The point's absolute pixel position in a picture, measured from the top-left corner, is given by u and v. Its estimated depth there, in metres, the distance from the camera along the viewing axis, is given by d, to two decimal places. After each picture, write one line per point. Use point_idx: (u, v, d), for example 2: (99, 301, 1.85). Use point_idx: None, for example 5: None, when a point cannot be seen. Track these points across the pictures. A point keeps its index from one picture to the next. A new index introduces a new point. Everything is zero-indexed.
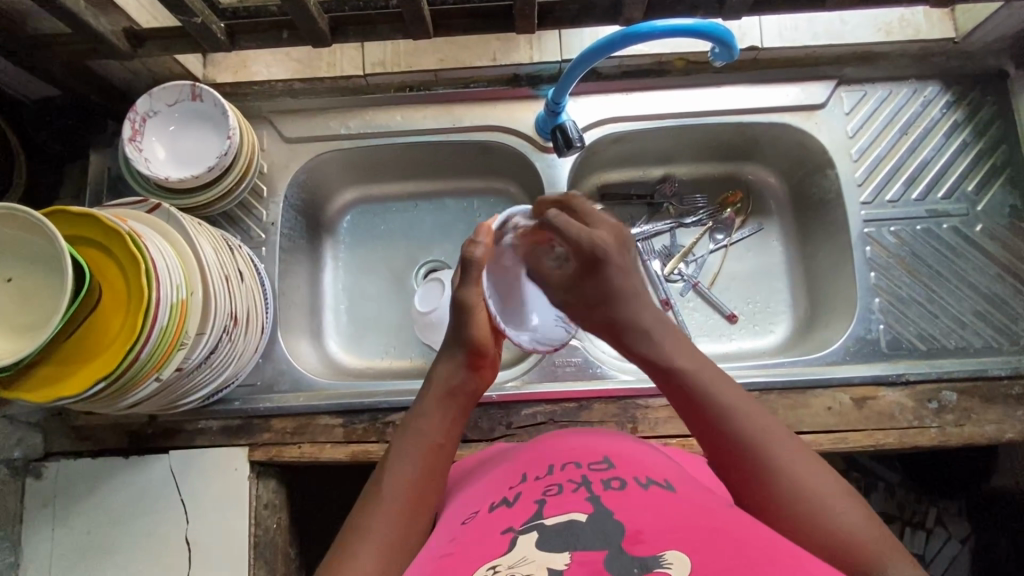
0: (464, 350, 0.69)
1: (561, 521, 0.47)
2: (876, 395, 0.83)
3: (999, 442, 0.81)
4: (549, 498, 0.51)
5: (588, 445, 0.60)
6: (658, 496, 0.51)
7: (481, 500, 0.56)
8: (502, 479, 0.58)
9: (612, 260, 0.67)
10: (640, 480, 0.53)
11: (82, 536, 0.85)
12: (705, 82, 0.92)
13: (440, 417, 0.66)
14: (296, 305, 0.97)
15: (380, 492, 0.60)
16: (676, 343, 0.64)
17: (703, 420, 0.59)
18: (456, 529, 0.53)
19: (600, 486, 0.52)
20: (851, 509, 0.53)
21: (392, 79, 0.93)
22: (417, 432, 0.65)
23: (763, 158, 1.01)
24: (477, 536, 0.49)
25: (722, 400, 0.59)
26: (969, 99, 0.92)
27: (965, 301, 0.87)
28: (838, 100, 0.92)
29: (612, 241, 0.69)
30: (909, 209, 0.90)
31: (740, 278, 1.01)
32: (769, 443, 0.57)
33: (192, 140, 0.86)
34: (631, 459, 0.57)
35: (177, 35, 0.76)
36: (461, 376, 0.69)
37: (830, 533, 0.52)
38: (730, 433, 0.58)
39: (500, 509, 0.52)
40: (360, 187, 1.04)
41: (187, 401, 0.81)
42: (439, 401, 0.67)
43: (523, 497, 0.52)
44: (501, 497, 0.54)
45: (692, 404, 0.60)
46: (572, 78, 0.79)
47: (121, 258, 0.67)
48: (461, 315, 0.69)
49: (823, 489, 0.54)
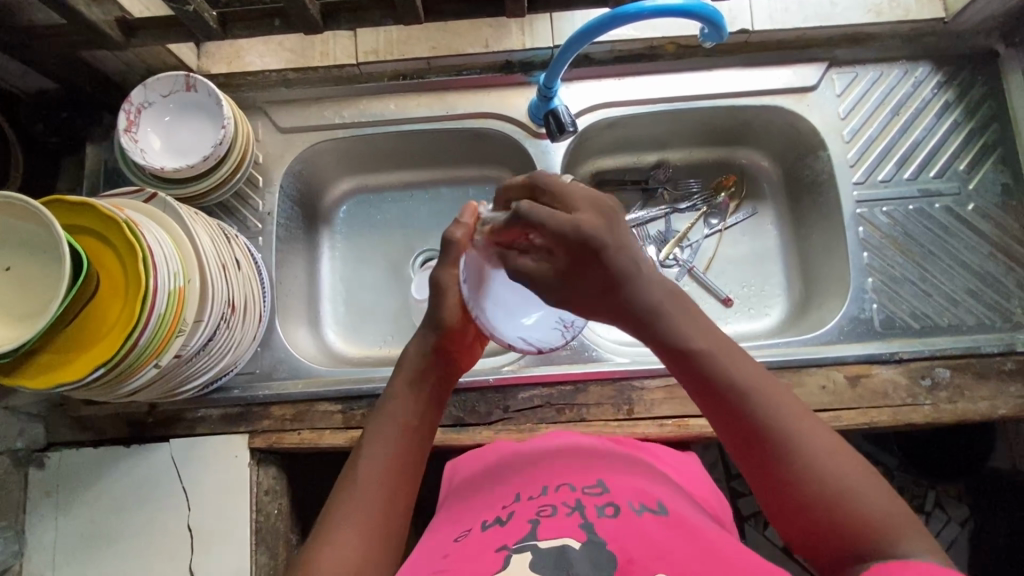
0: (437, 334, 0.65)
1: (554, 545, 0.49)
2: (870, 373, 0.84)
3: (993, 417, 0.82)
4: (542, 521, 0.53)
5: (586, 468, 0.62)
6: (649, 521, 0.52)
7: (474, 518, 0.59)
8: (498, 501, 0.60)
9: (605, 240, 0.54)
10: (635, 506, 0.54)
11: (85, 525, 0.86)
12: (696, 66, 0.92)
13: (411, 402, 0.64)
14: (294, 294, 0.98)
15: (352, 479, 0.60)
16: (682, 313, 0.57)
17: (717, 398, 0.55)
18: (448, 544, 0.55)
19: (594, 512, 0.53)
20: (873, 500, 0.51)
21: (385, 67, 0.93)
22: (388, 417, 0.63)
23: (756, 142, 1.02)
24: (471, 554, 0.52)
25: (735, 374, 0.55)
26: (960, 78, 0.92)
27: (958, 279, 0.88)
28: (830, 82, 0.92)
29: (599, 220, 0.55)
30: (901, 189, 0.90)
31: (734, 262, 1.01)
32: (783, 415, 0.54)
33: (187, 131, 0.86)
34: (625, 482, 0.60)
35: (170, 25, 0.77)
36: (432, 359, 0.66)
37: (838, 500, 0.51)
38: (743, 407, 0.54)
39: (494, 528, 0.55)
40: (356, 177, 1.05)
41: (186, 389, 0.82)
42: (411, 386, 0.65)
43: (518, 518, 0.55)
44: (495, 517, 0.57)
45: (705, 381, 0.56)
46: (563, 61, 0.79)
47: (119, 246, 0.68)
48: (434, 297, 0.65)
49: (835, 457, 0.52)
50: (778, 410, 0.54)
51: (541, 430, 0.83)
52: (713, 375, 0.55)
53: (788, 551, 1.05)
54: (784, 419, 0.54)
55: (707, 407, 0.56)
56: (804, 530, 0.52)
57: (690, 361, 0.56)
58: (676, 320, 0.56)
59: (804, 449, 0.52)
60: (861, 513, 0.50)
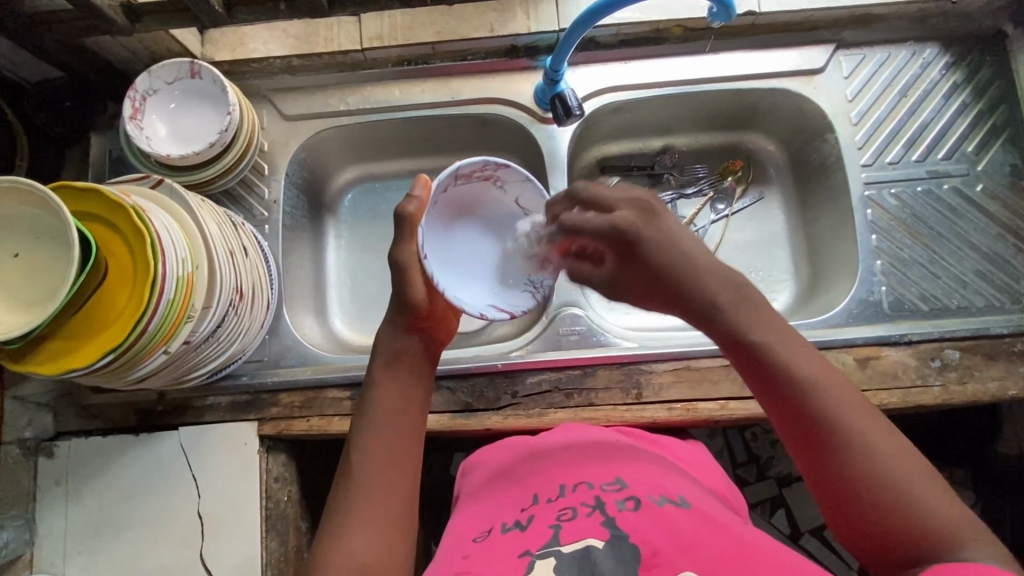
0: (403, 310, 0.65)
1: (578, 547, 0.50)
2: (879, 355, 0.84)
3: (1002, 399, 0.82)
4: (563, 523, 0.53)
5: (603, 465, 0.62)
6: (672, 513, 0.53)
7: (495, 518, 0.60)
8: (517, 500, 0.61)
9: (645, 236, 0.57)
10: (656, 497, 0.56)
11: (95, 513, 0.86)
12: (703, 49, 0.92)
13: (395, 384, 0.63)
14: (300, 283, 0.98)
15: (353, 470, 0.59)
16: (742, 301, 0.55)
17: (777, 392, 0.53)
18: (470, 545, 0.57)
19: (613, 507, 0.54)
20: (935, 494, 0.48)
21: (390, 53, 0.93)
22: (375, 404, 0.62)
23: (763, 126, 1.01)
24: (496, 555, 0.53)
25: (796, 364, 0.52)
26: (968, 59, 0.91)
27: (966, 261, 0.87)
28: (837, 64, 0.92)
29: (636, 218, 0.58)
30: (909, 170, 0.90)
31: (741, 247, 1.01)
32: (844, 405, 0.51)
33: (192, 118, 0.86)
34: (645, 477, 0.60)
35: (175, 10, 0.76)
36: (407, 338, 0.65)
37: (895, 501, 0.48)
38: (801, 393, 0.52)
39: (513, 531, 0.56)
40: (361, 165, 1.05)
41: (194, 376, 0.82)
42: (393, 367, 0.63)
43: (538, 522, 0.55)
44: (513, 518, 0.58)
45: (765, 374, 0.53)
46: (569, 44, 0.79)
47: (127, 232, 0.68)
48: (399, 279, 0.64)
49: (893, 451, 0.49)
50: (840, 398, 0.51)
51: (550, 414, 0.83)
52: (775, 364, 0.53)
53: (795, 537, 1.05)
54: (845, 411, 0.50)
55: (767, 399, 0.54)
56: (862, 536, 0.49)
57: (751, 353, 0.54)
58: (741, 310, 0.55)
59: (864, 441, 0.49)
60: (921, 519, 0.47)
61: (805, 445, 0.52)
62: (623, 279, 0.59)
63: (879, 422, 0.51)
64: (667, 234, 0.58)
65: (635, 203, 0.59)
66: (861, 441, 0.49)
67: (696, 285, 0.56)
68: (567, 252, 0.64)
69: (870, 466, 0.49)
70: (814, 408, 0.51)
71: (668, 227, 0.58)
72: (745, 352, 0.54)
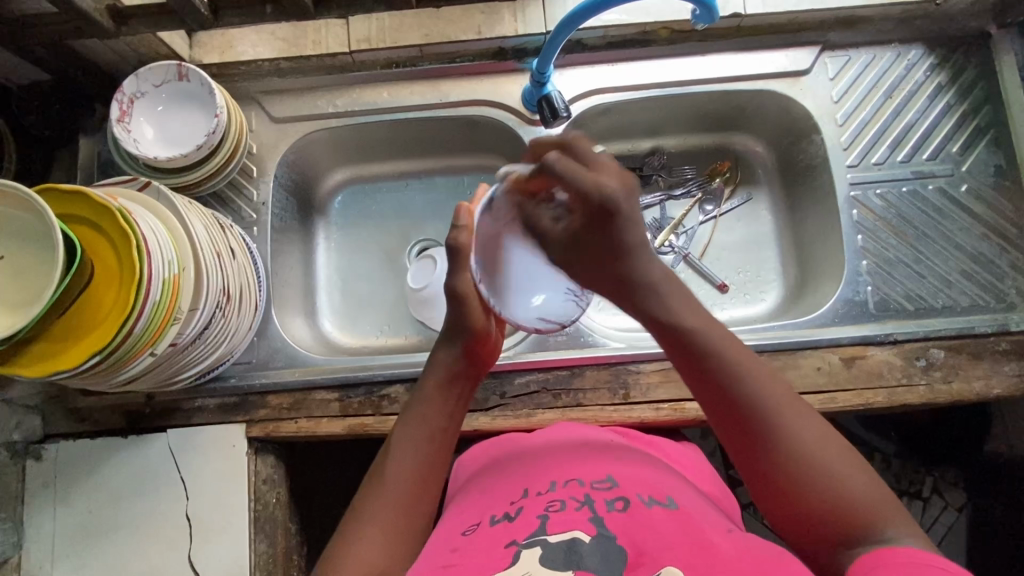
0: (466, 337, 0.67)
1: (564, 537, 0.51)
2: (865, 354, 0.84)
3: (987, 397, 0.82)
4: (551, 514, 0.54)
5: (595, 463, 0.62)
6: (659, 514, 0.53)
7: (484, 511, 0.59)
8: (506, 493, 0.61)
9: (623, 211, 0.58)
10: (645, 498, 0.56)
11: (83, 516, 0.86)
12: (690, 51, 0.92)
13: (442, 405, 0.65)
14: (290, 285, 0.98)
15: (385, 478, 0.61)
16: (681, 297, 0.60)
17: (705, 379, 0.57)
18: (458, 536, 0.56)
19: (603, 506, 0.54)
20: (859, 477, 0.52)
21: (378, 55, 0.93)
22: (419, 420, 0.64)
23: (750, 127, 1.02)
24: (483, 546, 0.53)
25: (721, 352, 0.57)
26: (953, 60, 0.92)
27: (951, 261, 0.88)
28: (823, 65, 0.93)
29: (618, 186, 0.58)
30: (894, 171, 0.91)
31: (730, 248, 1.01)
32: (772, 397, 0.55)
33: (180, 120, 0.86)
34: (634, 476, 0.60)
35: (161, 12, 0.77)
36: (461, 361, 0.67)
37: (816, 480, 0.52)
38: (729, 381, 0.56)
39: (502, 523, 0.55)
40: (351, 167, 1.05)
41: (182, 378, 0.82)
42: (444, 389, 0.66)
43: (525, 513, 0.55)
44: (503, 511, 0.58)
45: (693, 360, 0.57)
46: (555, 46, 0.79)
47: (112, 235, 0.68)
48: (454, 303, 0.67)
49: (816, 436, 0.53)
50: (762, 384, 0.55)
51: (538, 415, 0.84)
52: (703, 352, 0.57)
53: (785, 537, 1.05)
54: (766, 396, 0.55)
55: (693, 380, 0.58)
56: (787, 513, 0.53)
57: (681, 339, 0.58)
58: (671, 298, 0.59)
59: (784, 426, 0.54)
60: (841, 496, 0.51)
61: (726, 424, 0.56)
62: (587, 240, 0.60)
63: (802, 409, 0.55)
64: (639, 215, 0.59)
65: (617, 174, 0.59)
66: (784, 431, 0.54)
67: (647, 263, 0.60)
68: (540, 192, 0.64)
69: (792, 446, 0.53)
70: (738, 395, 0.55)
71: (632, 202, 0.59)
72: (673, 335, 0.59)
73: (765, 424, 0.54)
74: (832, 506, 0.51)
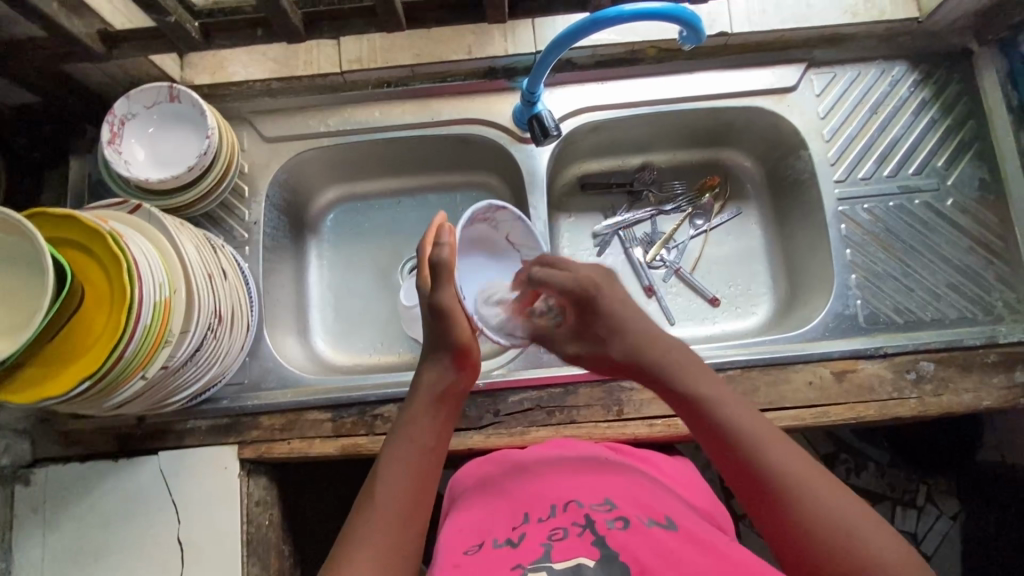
0: (450, 352, 0.68)
1: (569, 565, 0.51)
2: (855, 368, 0.85)
3: (977, 409, 0.83)
4: (555, 541, 0.54)
5: (595, 482, 0.62)
6: (658, 535, 0.53)
7: (484, 530, 0.60)
8: (506, 513, 0.61)
9: (604, 298, 0.68)
10: (644, 519, 0.56)
11: (73, 541, 0.85)
12: (678, 69, 0.93)
13: (428, 423, 0.66)
14: (282, 303, 0.97)
15: (374, 499, 0.60)
16: (697, 370, 0.63)
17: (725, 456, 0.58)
18: (460, 554, 0.57)
19: (603, 526, 0.55)
20: (878, 533, 0.52)
21: (369, 75, 0.94)
22: (405, 439, 0.64)
23: (739, 143, 1.03)
24: (485, 566, 0.54)
25: (737, 425, 0.59)
26: (936, 76, 0.94)
27: (939, 274, 0.89)
28: (808, 82, 0.94)
29: (597, 278, 0.70)
30: (881, 186, 0.92)
31: (720, 262, 1.02)
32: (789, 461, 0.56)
33: (171, 142, 0.86)
34: (632, 496, 0.60)
35: (152, 36, 0.77)
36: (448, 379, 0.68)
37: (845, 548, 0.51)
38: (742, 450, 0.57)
39: (504, 547, 0.56)
40: (343, 185, 1.05)
41: (174, 400, 0.81)
42: (429, 407, 0.67)
43: (529, 537, 0.56)
44: (504, 531, 0.58)
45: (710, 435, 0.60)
46: (545, 66, 0.80)
47: (103, 259, 0.67)
48: (439, 321, 0.67)
49: (838, 498, 0.54)
50: (782, 454, 0.56)
51: (531, 433, 0.83)
52: (726, 429, 0.59)
53: None
54: (788, 466, 0.55)
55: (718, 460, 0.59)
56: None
57: (697, 414, 0.61)
58: (678, 373, 0.63)
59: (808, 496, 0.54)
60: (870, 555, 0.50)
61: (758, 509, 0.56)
62: (592, 327, 0.69)
63: (827, 481, 0.55)
64: (617, 297, 0.68)
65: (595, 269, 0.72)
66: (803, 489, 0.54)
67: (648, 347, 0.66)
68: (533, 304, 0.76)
69: (828, 518, 0.52)
70: (755, 463, 0.56)
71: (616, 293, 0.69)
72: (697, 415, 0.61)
73: (783, 490, 0.54)
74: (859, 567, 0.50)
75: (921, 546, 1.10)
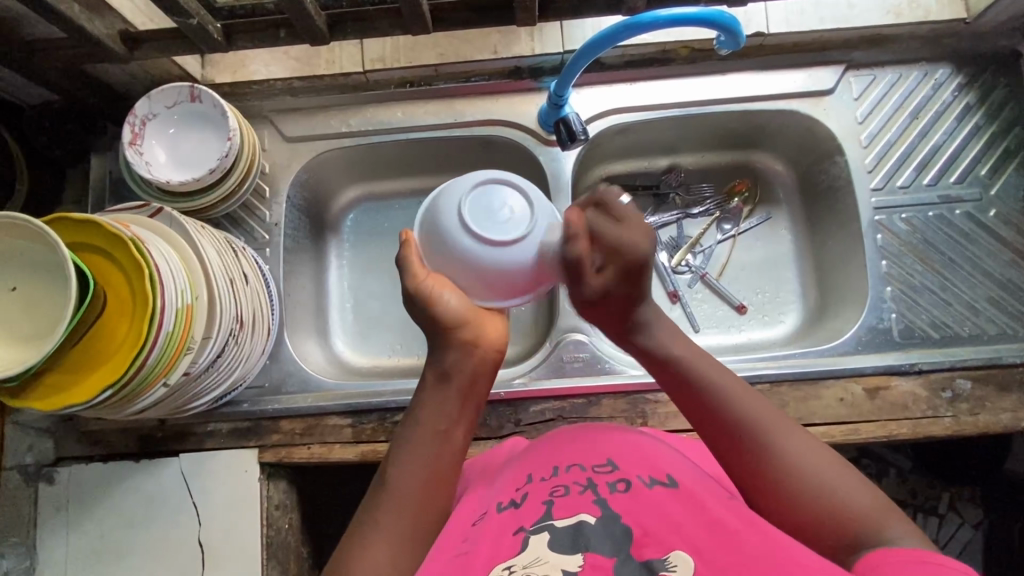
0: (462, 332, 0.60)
1: (571, 522, 0.49)
2: (888, 385, 0.82)
3: (1015, 430, 0.80)
4: (556, 500, 0.51)
5: (594, 441, 0.58)
6: (662, 498, 0.50)
7: (490, 501, 0.56)
8: (510, 482, 0.58)
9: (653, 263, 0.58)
10: (646, 478, 0.53)
11: (97, 540, 0.85)
12: (710, 71, 0.90)
13: (439, 405, 0.60)
14: (302, 306, 0.97)
15: (387, 486, 0.57)
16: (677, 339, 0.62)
17: (703, 415, 0.58)
18: (468, 528, 0.54)
19: (606, 489, 0.52)
20: (855, 487, 0.52)
21: (393, 75, 0.92)
22: (415, 424, 0.60)
23: (771, 145, 0.99)
24: (488, 536, 0.50)
25: (711, 379, 0.59)
26: (982, 80, 0.90)
27: (978, 288, 0.86)
28: (847, 85, 0.90)
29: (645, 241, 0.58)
30: (920, 195, 0.88)
31: (749, 268, 0.99)
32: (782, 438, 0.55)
33: (192, 143, 0.85)
34: (635, 454, 0.57)
35: (173, 37, 0.76)
36: (454, 358, 0.60)
37: (831, 508, 0.51)
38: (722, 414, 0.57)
39: (507, 509, 0.53)
40: (363, 185, 1.03)
41: (195, 405, 0.81)
42: (440, 389, 0.60)
43: (532, 499, 0.52)
44: (509, 497, 0.55)
45: (692, 398, 0.59)
46: (576, 69, 0.77)
47: (125, 264, 0.66)
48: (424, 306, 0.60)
49: (828, 470, 0.53)
50: (756, 405, 0.57)
51: None
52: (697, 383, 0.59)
53: None
54: (762, 415, 0.56)
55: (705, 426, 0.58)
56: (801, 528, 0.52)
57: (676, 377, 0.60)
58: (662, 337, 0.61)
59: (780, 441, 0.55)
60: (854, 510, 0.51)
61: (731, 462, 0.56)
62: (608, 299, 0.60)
63: (792, 427, 0.56)
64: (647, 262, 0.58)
65: (639, 227, 0.58)
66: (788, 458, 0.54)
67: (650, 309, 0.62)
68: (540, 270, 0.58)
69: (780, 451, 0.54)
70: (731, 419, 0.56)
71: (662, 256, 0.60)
72: (677, 381, 0.60)
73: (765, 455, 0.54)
74: (846, 519, 0.50)
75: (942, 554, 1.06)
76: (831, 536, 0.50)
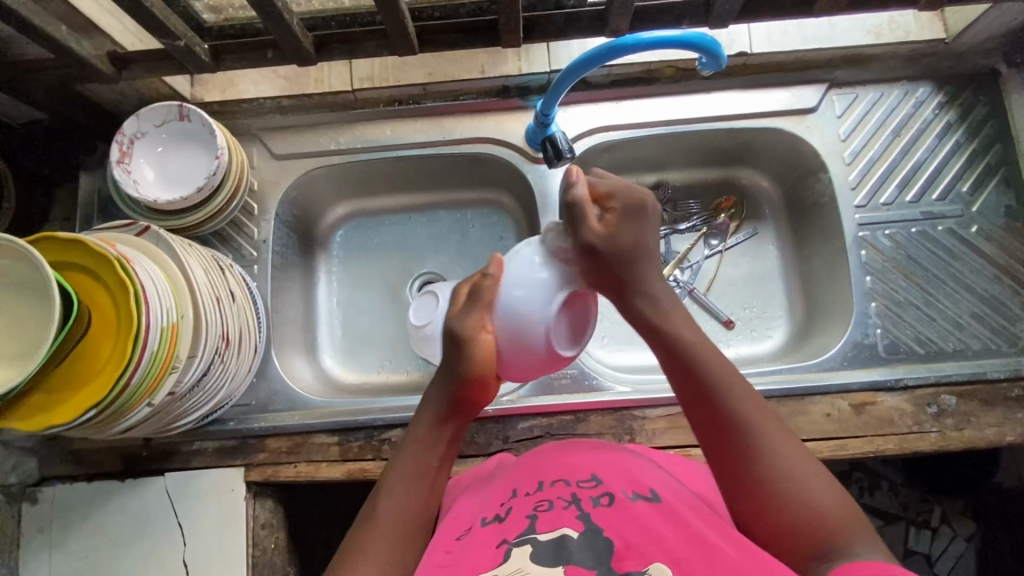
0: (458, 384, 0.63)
1: (554, 536, 0.49)
2: (875, 400, 0.83)
3: (1000, 445, 0.81)
4: (540, 514, 0.51)
5: (579, 457, 0.59)
6: (643, 511, 0.50)
7: (473, 515, 0.56)
8: (495, 496, 0.58)
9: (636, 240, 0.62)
10: (628, 493, 0.53)
11: (80, 561, 0.84)
12: (695, 89, 0.91)
13: (434, 439, 0.63)
14: (290, 322, 0.96)
15: (375, 515, 0.59)
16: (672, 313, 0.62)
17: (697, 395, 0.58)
18: (451, 541, 0.53)
19: (589, 503, 0.52)
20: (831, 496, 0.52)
21: (381, 93, 0.93)
22: (409, 458, 0.63)
23: (757, 162, 1.00)
24: (470, 550, 0.50)
25: (707, 362, 0.59)
26: (962, 99, 0.91)
27: (962, 303, 0.87)
28: (829, 103, 0.91)
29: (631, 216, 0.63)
30: (903, 211, 0.90)
31: (737, 283, 0.99)
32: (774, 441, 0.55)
33: (180, 161, 0.86)
34: (618, 469, 0.57)
35: (161, 58, 0.77)
36: (452, 400, 0.64)
37: (811, 518, 0.51)
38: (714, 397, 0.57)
39: (491, 525, 0.53)
40: (353, 202, 1.04)
41: (182, 423, 0.80)
42: (435, 427, 0.64)
43: (515, 513, 0.52)
44: (493, 513, 0.55)
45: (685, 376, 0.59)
46: (561, 89, 0.78)
47: (109, 283, 0.66)
48: (455, 348, 0.63)
49: (814, 482, 0.53)
50: (743, 396, 0.57)
51: None
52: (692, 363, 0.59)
53: None
54: (747, 406, 0.56)
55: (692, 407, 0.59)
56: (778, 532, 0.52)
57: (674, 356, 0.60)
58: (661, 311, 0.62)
59: (768, 438, 0.55)
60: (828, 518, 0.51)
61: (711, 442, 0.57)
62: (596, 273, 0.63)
63: (782, 432, 0.56)
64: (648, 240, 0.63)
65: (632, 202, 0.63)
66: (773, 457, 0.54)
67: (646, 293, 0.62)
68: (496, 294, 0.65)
69: (763, 444, 0.55)
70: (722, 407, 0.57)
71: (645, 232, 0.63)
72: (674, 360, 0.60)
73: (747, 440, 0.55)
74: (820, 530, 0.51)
75: (935, 569, 1.05)
76: (809, 538, 0.51)
